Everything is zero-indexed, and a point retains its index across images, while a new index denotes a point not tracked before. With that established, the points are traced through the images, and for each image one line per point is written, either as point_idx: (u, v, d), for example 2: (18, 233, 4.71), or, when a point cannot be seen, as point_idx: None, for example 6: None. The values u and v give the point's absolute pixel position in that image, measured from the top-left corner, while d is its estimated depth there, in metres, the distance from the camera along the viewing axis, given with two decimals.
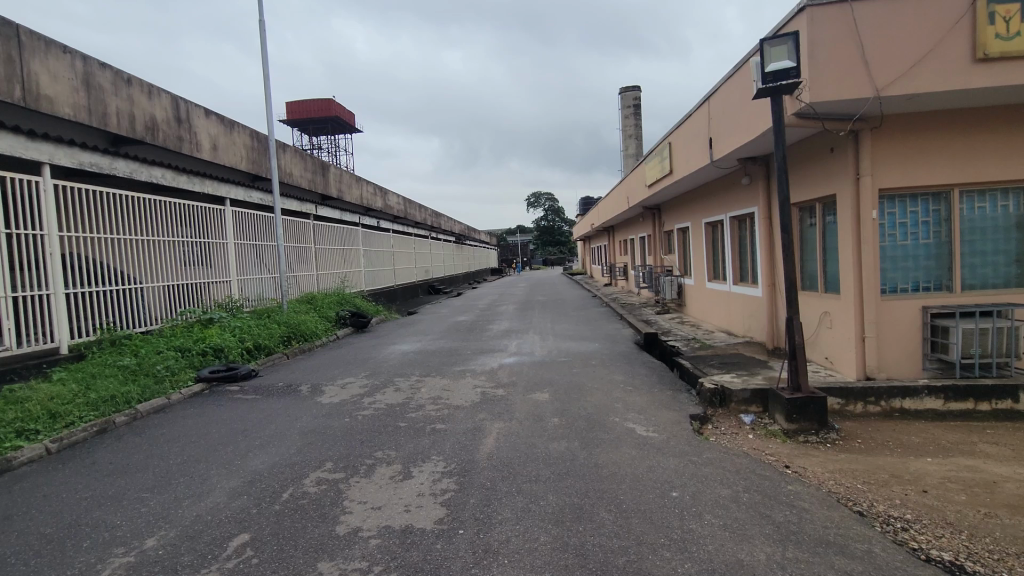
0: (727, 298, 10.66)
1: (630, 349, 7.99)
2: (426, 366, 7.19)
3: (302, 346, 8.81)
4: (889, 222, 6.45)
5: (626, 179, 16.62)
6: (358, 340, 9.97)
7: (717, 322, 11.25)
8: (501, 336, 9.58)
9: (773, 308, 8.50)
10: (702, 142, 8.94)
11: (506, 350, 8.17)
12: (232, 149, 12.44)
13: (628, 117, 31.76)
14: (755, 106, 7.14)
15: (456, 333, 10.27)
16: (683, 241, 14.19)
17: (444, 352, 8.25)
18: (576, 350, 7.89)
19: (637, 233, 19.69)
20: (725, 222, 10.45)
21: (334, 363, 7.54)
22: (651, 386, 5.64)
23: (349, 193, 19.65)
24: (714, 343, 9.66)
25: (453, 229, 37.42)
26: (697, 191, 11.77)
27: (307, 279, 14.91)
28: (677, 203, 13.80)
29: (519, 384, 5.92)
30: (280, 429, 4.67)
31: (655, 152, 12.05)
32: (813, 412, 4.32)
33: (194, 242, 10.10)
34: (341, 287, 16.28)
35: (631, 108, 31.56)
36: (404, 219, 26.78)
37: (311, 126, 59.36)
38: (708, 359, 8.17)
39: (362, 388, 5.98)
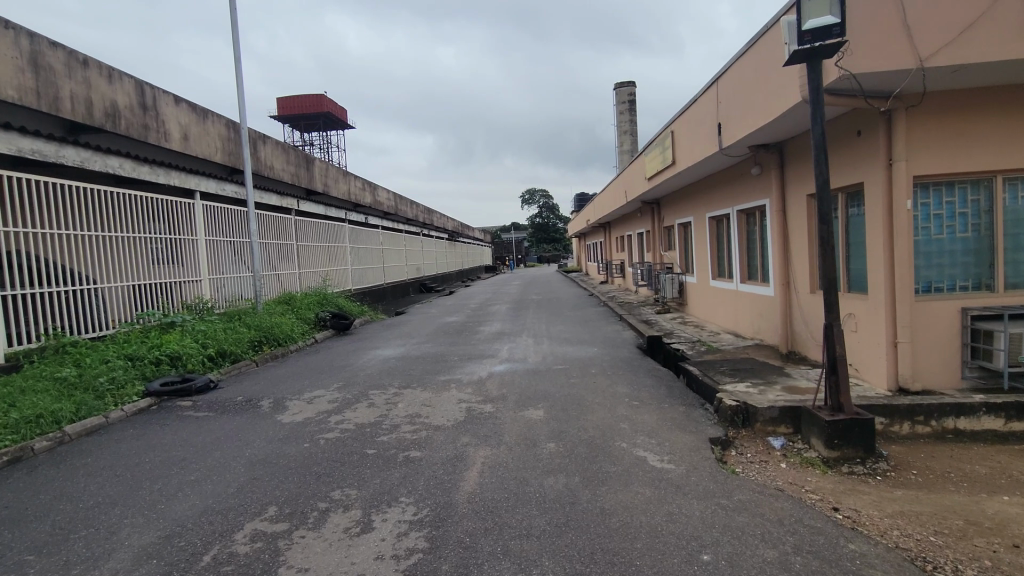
0: (734, 297, 9.99)
1: (633, 355, 7.27)
2: (407, 375, 6.47)
3: (273, 353, 8.05)
4: (923, 214, 5.77)
5: (624, 173, 15.93)
6: (338, 345, 9.24)
7: (722, 322, 10.58)
8: (491, 339, 8.87)
9: (787, 309, 7.83)
10: (709, 128, 8.24)
11: (496, 355, 7.45)
12: (205, 140, 11.69)
13: (623, 113, 31.06)
14: (769, 87, 6.44)
15: (444, 336, 9.55)
16: (684, 237, 13.52)
17: (429, 359, 7.52)
18: (574, 356, 7.19)
19: (634, 229, 18.98)
20: (732, 217, 9.78)
21: (306, 372, 6.81)
22: (660, 401, 4.93)
23: (335, 188, 18.88)
24: (722, 346, 8.97)
25: (446, 226, 36.64)
26: (701, 183, 11.07)
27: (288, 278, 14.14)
28: (678, 197, 13.10)
29: (510, 398, 5.21)
30: (224, 457, 3.95)
31: (656, 143, 11.35)
32: (858, 438, 3.63)
33: (160, 238, 9.32)
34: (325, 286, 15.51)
35: (626, 104, 30.90)
36: (395, 216, 26.04)
37: (303, 121, 58.35)
38: (718, 365, 7.47)
39: (331, 403, 5.25)
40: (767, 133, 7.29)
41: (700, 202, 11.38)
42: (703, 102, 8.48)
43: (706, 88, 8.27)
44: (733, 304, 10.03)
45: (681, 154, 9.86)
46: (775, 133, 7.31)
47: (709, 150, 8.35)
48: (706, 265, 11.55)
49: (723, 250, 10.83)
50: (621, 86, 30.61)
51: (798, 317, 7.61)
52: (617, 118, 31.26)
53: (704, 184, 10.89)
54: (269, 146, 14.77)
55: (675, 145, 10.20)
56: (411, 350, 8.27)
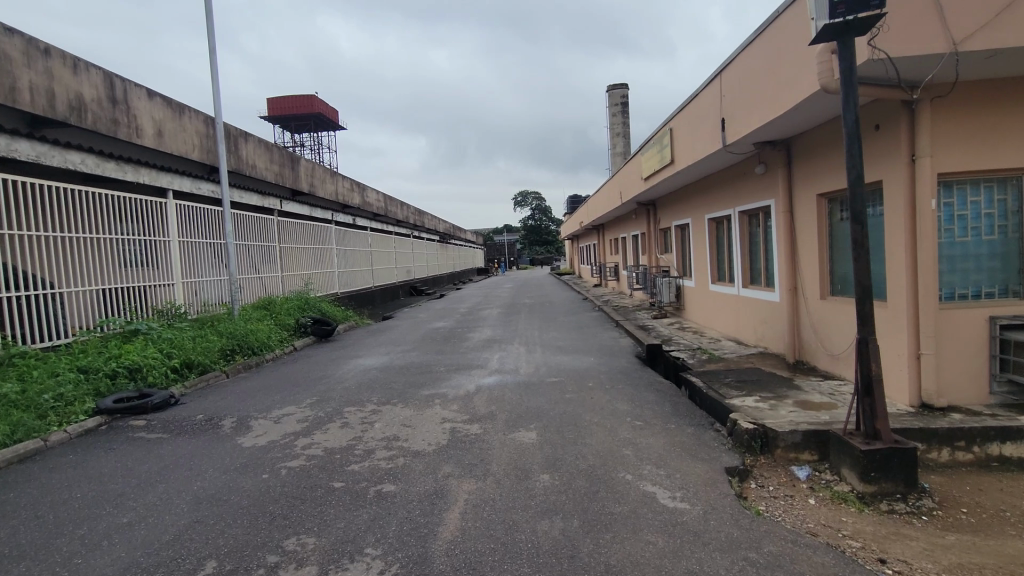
0: (735, 302, 9.55)
1: (631, 365, 6.78)
2: (387, 389, 5.95)
3: (246, 362, 7.47)
4: (946, 214, 5.32)
5: (619, 173, 15.47)
6: (318, 353, 8.71)
7: (723, 328, 10.13)
8: (481, 347, 8.37)
9: (795, 316, 7.38)
10: (711, 124, 7.78)
11: (485, 366, 6.96)
12: (181, 137, 11.14)
13: (616, 115, 30.66)
14: (778, 78, 5.99)
15: (431, 343, 9.03)
16: (681, 239, 13.08)
17: (413, 370, 7.00)
18: (569, 367, 6.70)
19: (629, 231, 18.56)
20: (734, 218, 9.34)
21: (278, 385, 6.28)
22: (666, 421, 4.44)
23: (322, 188, 18.32)
24: (724, 353, 8.51)
25: (438, 228, 36.09)
26: (700, 183, 10.63)
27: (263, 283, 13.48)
28: (675, 198, 12.66)
29: (499, 417, 4.71)
30: (169, 491, 3.41)
31: (654, 141, 10.89)
32: (898, 470, 3.16)
33: (129, 240, 8.75)
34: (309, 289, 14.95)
35: (619, 106, 30.53)
36: (384, 217, 25.51)
37: (293, 122, 57.68)
38: (723, 376, 6.99)
39: (301, 423, 4.72)
40: (775, 128, 6.84)
41: (699, 203, 10.94)
42: (706, 96, 8.02)
43: (709, 81, 7.81)
44: (735, 309, 9.58)
45: (681, 152, 9.39)
46: (782, 129, 6.86)
47: (711, 147, 7.90)
48: (705, 269, 11.10)
49: (723, 253, 10.39)
50: (614, 88, 30.24)
51: (807, 324, 7.15)
52: (610, 121, 30.87)
53: (704, 184, 10.44)
54: (251, 144, 14.22)
55: (674, 142, 9.74)
56: (394, 359, 7.76)
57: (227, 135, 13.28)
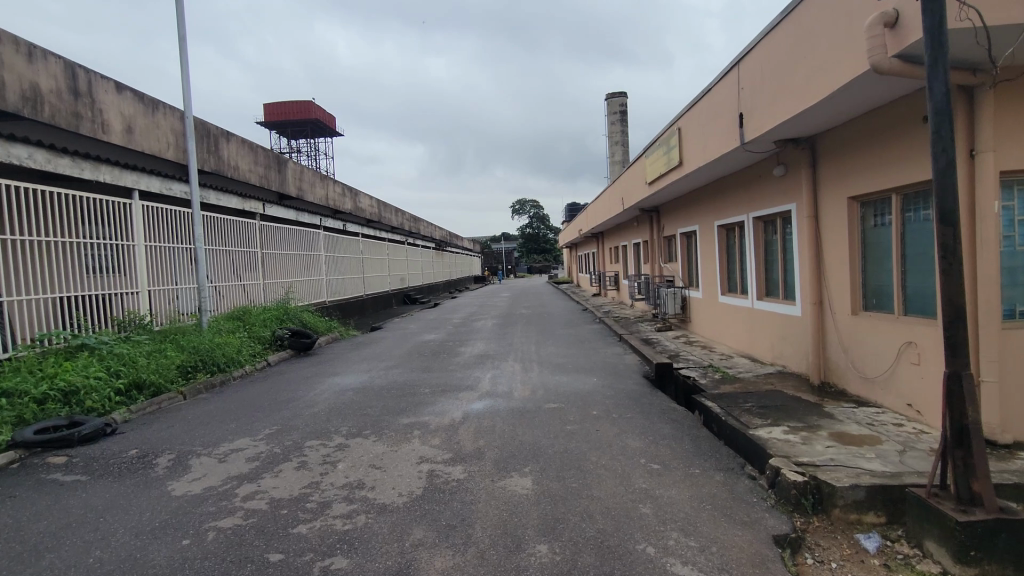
0: (748, 316, 8.82)
1: (639, 389, 6.02)
2: (359, 416, 5.17)
3: (207, 381, 6.67)
4: (1007, 220, 4.59)
5: (620, 178, 14.78)
6: (293, 369, 7.94)
7: (734, 344, 9.40)
8: (472, 364, 7.61)
9: (820, 334, 6.63)
10: (727, 121, 7.07)
11: (474, 387, 6.20)
12: (153, 134, 10.42)
13: (614, 124, 30.08)
14: (808, 65, 5.27)
15: (417, 359, 8.27)
16: (687, 247, 12.37)
17: (394, 391, 6.24)
18: (569, 389, 5.95)
19: (630, 240, 17.87)
20: (747, 224, 8.64)
21: (237, 411, 5.50)
22: (688, 465, 3.69)
23: (310, 193, 17.59)
24: (739, 372, 7.75)
25: (433, 236, 35.39)
26: (709, 187, 9.93)
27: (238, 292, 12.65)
28: (681, 203, 11.95)
29: (488, 456, 3.94)
30: (53, 568, 2.61)
31: (659, 142, 10.18)
32: (1005, 549, 2.41)
33: (88, 243, 7.96)
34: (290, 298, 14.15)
35: (617, 114, 29.97)
36: (378, 224, 24.81)
37: (290, 128, 57.16)
38: (741, 400, 6.23)
39: (249, 462, 3.94)
40: (800, 124, 6.12)
41: (708, 209, 10.24)
42: (720, 91, 7.32)
43: (723, 73, 7.12)
44: (748, 323, 8.85)
45: (691, 154, 8.68)
46: (808, 125, 6.15)
47: (726, 147, 7.18)
48: (714, 279, 10.38)
49: (734, 262, 9.67)
50: (612, 96, 29.65)
51: (835, 343, 6.41)
52: (608, 129, 30.28)
53: (714, 188, 9.71)
54: (233, 144, 13.51)
55: (683, 143, 9.03)
56: (374, 378, 6.99)
57: (208, 134, 12.58)
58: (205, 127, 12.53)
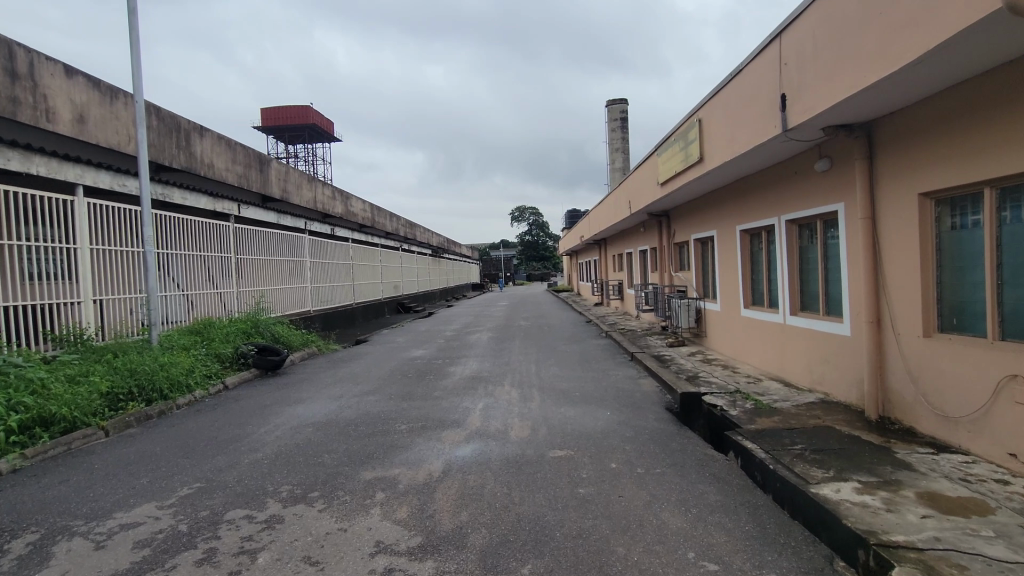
0: (779, 333, 7.72)
1: (663, 427, 4.91)
2: (311, 468, 4.04)
3: (139, 413, 5.56)
4: None
5: (628, 179, 13.68)
6: (252, 393, 6.82)
7: (760, 364, 8.29)
8: (462, 391, 6.48)
9: (878, 359, 5.51)
10: (764, 105, 5.98)
11: (461, 423, 5.07)
12: (111, 126, 9.35)
13: (615, 130, 29.08)
14: (887, 24, 4.18)
15: (399, 381, 7.16)
16: (702, 254, 11.27)
17: (363, 426, 5.12)
18: (578, 427, 4.84)
19: (636, 247, 16.80)
20: (778, 227, 7.56)
21: (160, 457, 4.37)
22: (758, 565, 2.58)
23: (295, 195, 16.53)
24: (773, 400, 6.65)
25: (430, 242, 34.38)
26: (732, 187, 8.86)
27: (206, 301, 11.58)
28: (696, 206, 10.88)
29: (473, 542, 2.83)
30: None
31: (675, 137, 9.09)
32: None
33: (16, 246, 6.80)
34: (263, 308, 13.05)
35: (619, 121, 28.98)
36: (370, 229, 23.70)
37: (287, 133, 56.32)
38: (787, 440, 5.10)
39: (137, 552, 2.80)
40: (860, 105, 5.02)
41: (730, 211, 9.14)
42: (755, 70, 6.23)
43: (760, 49, 6.03)
44: (778, 342, 7.74)
45: (714, 148, 7.59)
46: (870, 105, 5.05)
47: (763, 136, 6.07)
48: (735, 290, 9.29)
49: (760, 271, 8.58)
50: (613, 102, 28.64)
51: (897, 369, 5.30)
52: (609, 135, 29.30)
53: (739, 186, 8.61)
54: (207, 140, 12.42)
55: (705, 137, 7.95)
56: (341, 408, 5.87)
57: (178, 128, 11.49)
58: (175, 120, 11.44)
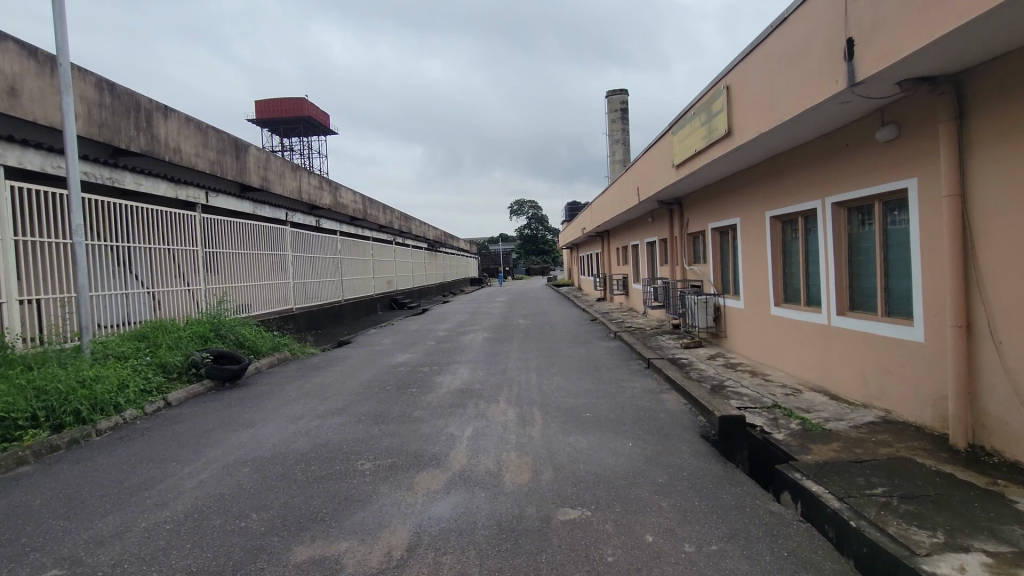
0: (823, 336, 6.60)
1: (704, 466, 3.79)
2: (225, 539, 2.90)
3: (39, 446, 4.41)
4: None
5: (637, 163, 12.52)
6: (196, 413, 5.68)
7: (797, 372, 7.17)
8: (448, 410, 5.34)
9: (968, 373, 4.38)
10: (822, 56, 4.82)
11: (442, 461, 3.93)
12: (49, 100, 8.15)
13: (615, 121, 27.88)
14: None
15: (374, 396, 6.02)
16: (720, 245, 10.14)
17: (317, 464, 3.98)
18: (594, 468, 3.71)
19: (642, 240, 15.68)
20: (823, 212, 6.43)
21: (31, 517, 3.23)
22: None
23: (275, 185, 15.32)
24: (822, 419, 5.52)
25: (426, 235, 33.21)
26: (763, 166, 7.72)
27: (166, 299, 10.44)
28: (715, 191, 9.73)
29: None
30: None
31: (696, 109, 7.94)
32: None
33: None
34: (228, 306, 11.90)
35: (619, 112, 27.77)
36: (361, 221, 22.53)
37: (283, 125, 55.05)
38: (860, 479, 3.98)
39: None
40: (960, 47, 3.85)
41: (758, 195, 8.01)
42: (809, 14, 5.06)
43: None
44: (820, 347, 6.64)
45: (746, 118, 6.44)
46: (971, 48, 3.89)
47: (817, 95, 4.92)
48: (764, 285, 8.17)
49: (795, 264, 7.46)
50: (613, 93, 27.45)
51: (998, 388, 4.18)
52: (609, 127, 28.11)
53: (772, 164, 7.46)
54: (172, 122, 11.23)
55: (735, 106, 6.79)
56: (297, 434, 4.73)
57: (138, 108, 10.29)
58: (134, 98, 10.21)
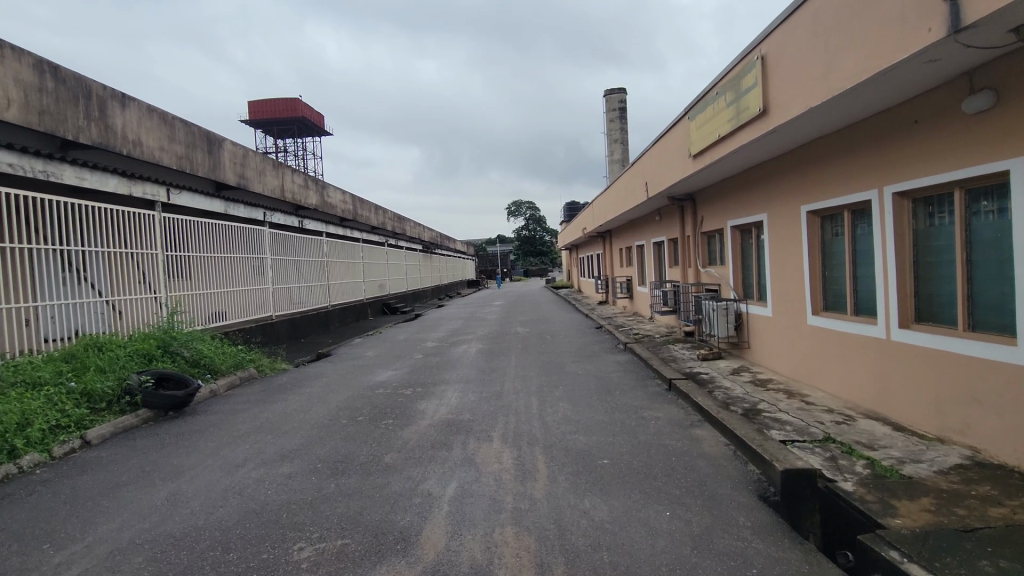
0: (879, 353, 5.55)
1: (775, 550, 2.72)
2: None
3: None
4: None
5: (645, 156, 11.45)
6: (116, 456, 4.58)
7: (844, 393, 6.11)
8: (427, 453, 4.27)
9: None
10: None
11: (410, 548, 2.83)
12: None
13: (613, 121, 26.82)
14: None
15: (340, 431, 4.93)
16: (741, 245, 9.07)
17: (239, 548, 2.88)
18: (621, 560, 2.63)
19: (649, 240, 14.63)
20: (881, 205, 5.38)
21: None
22: None
23: (254, 182, 14.22)
24: (894, 459, 4.44)
25: (421, 236, 32.14)
26: (799, 153, 6.67)
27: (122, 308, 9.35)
28: (737, 184, 8.64)
29: None
30: None
31: (721, 88, 6.87)
32: None
33: None
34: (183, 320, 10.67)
35: (615, 112, 26.66)
36: (350, 222, 21.43)
37: (276, 126, 53.96)
38: (984, 556, 2.92)
39: None
40: None
41: (791, 187, 6.96)
42: None
43: None
44: (877, 366, 5.58)
45: (790, 92, 5.35)
46: None
47: (898, 52, 3.85)
48: (798, 291, 7.11)
49: (839, 266, 6.40)
50: (612, 91, 26.40)
51: None
52: (606, 126, 27.06)
53: (811, 149, 6.39)
54: (130, 111, 10.13)
55: (772, 80, 5.71)
56: (228, 494, 3.63)
57: (89, 94, 9.19)
58: (84, 84, 9.11)
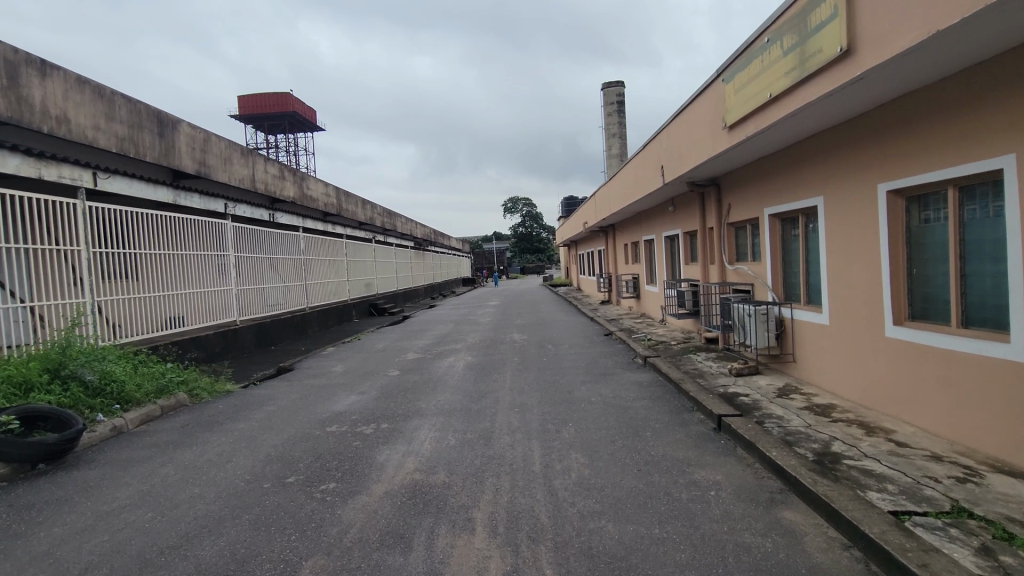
0: (1014, 383, 4.00)
1: None
2: None
3: None
4: None
5: (661, 134, 9.86)
6: None
7: (950, 433, 4.57)
8: (371, 560, 2.70)
9: None
10: None
11: None
12: None
13: (611, 114, 25.24)
14: None
15: (255, 507, 3.36)
16: (784, 237, 7.52)
17: None
18: None
19: (661, 234, 13.05)
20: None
21: None
22: None
23: (217, 170, 12.58)
24: None
25: (413, 232, 30.51)
26: (881, 115, 5.13)
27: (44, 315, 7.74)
28: (782, 162, 7.09)
29: None
30: None
31: (778, 32, 5.33)
32: None
33: None
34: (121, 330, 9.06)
35: (615, 105, 25.07)
36: (334, 216, 19.78)
37: (266, 122, 52.23)
38: None
39: None
40: None
41: (866, 161, 5.42)
42: None
43: None
44: (1011, 401, 4.02)
45: (898, 16, 3.80)
46: None
47: None
48: (870, 293, 5.58)
49: (936, 261, 4.87)
50: (610, 84, 24.85)
51: None
52: (604, 120, 25.49)
53: (905, 106, 4.83)
54: (54, 82, 8.49)
55: (863, 7, 4.17)
56: None
57: None
58: None
